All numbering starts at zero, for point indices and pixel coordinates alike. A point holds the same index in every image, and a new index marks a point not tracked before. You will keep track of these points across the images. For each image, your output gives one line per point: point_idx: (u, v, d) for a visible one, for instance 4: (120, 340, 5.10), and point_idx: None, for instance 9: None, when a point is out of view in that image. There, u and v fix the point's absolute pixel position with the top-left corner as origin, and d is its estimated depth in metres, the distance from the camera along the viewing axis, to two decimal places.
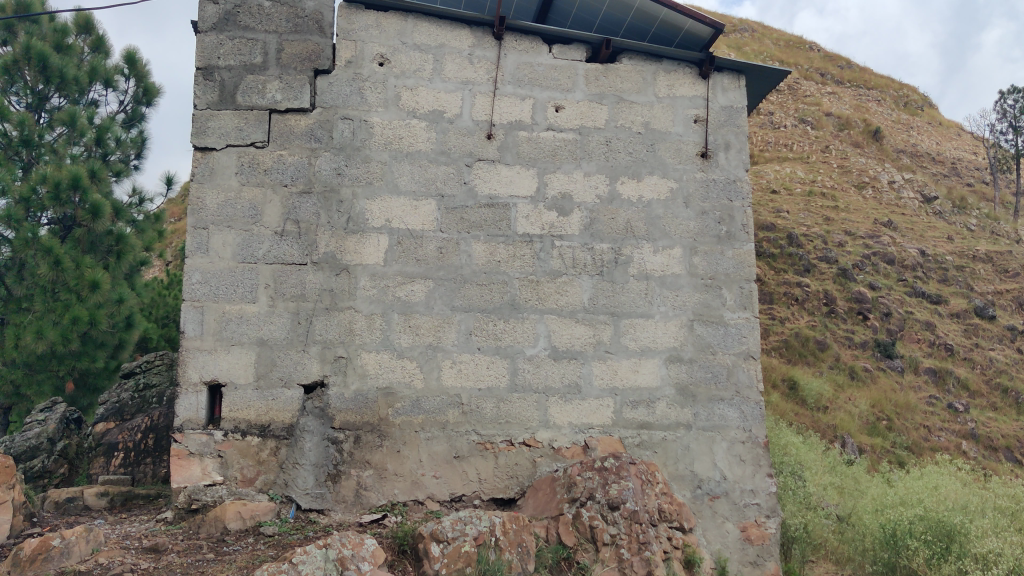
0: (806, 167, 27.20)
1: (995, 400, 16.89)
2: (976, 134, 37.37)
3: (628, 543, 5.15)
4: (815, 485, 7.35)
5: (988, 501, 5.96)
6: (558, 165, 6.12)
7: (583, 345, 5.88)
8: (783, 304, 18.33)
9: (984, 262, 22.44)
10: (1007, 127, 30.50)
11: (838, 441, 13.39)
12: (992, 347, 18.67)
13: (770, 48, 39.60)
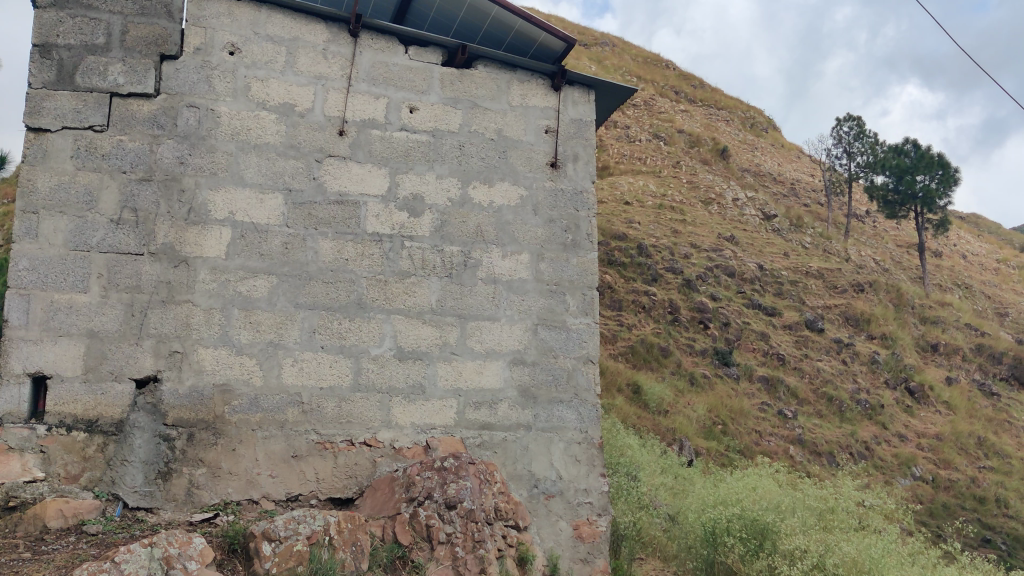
0: (658, 181, 28.14)
1: (820, 408, 18.02)
2: (814, 157, 39.70)
3: (462, 541, 5.24)
4: (647, 485, 7.66)
5: (798, 501, 6.40)
6: (410, 166, 6.14)
7: (428, 346, 5.91)
8: (632, 311, 18.85)
9: (815, 278, 23.88)
10: (842, 152, 32.52)
11: (676, 444, 13.98)
12: (820, 357, 19.88)
13: (628, 63, 40.77)
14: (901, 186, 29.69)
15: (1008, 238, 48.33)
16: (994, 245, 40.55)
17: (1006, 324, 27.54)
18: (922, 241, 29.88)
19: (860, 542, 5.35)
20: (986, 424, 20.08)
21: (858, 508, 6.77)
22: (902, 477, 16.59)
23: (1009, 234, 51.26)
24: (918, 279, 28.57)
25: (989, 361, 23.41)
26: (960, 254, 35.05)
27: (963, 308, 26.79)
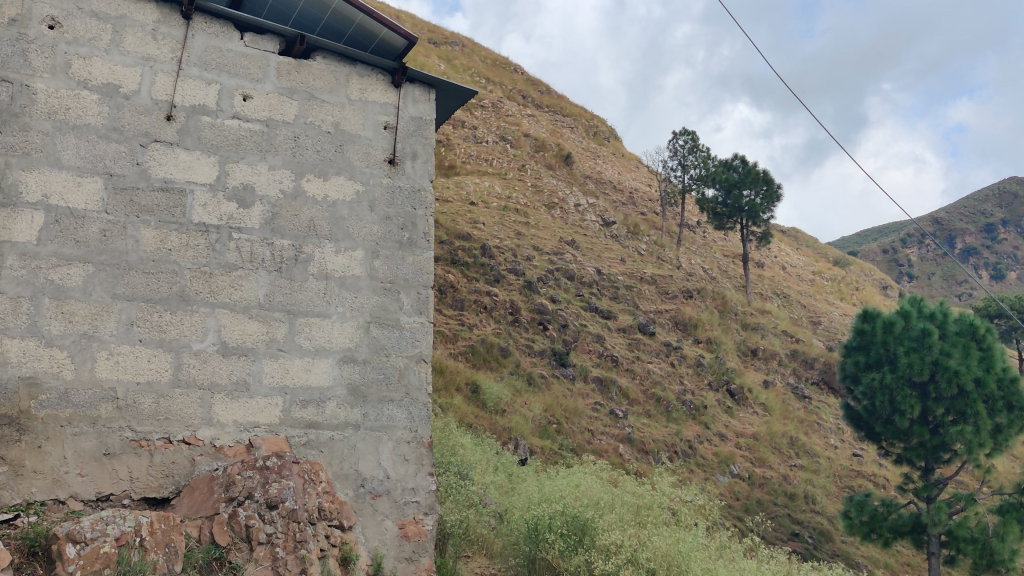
0: (503, 183, 28.44)
1: (649, 408, 18.74)
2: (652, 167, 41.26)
3: (283, 541, 5.14)
4: (478, 484, 7.74)
5: (618, 498, 6.65)
6: (242, 155, 5.97)
7: (254, 342, 5.76)
8: (473, 311, 18.93)
9: (649, 283, 24.80)
10: (677, 164, 33.83)
11: (512, 443, 14.22)
12: (650, 360, 20.65)
13: (478, 65, 40.96)
14: (729, 200, 31.07)
15: (821, 251, 51.82)
16: (810, 257, 43.36)
17: (819, 331, 29.50)
18: (747, 252, 31.53)
19: (671, 538, 5.64)
20: (798, 425, 21.43)
21: (674, 505, 7.11)
22: (722, 475, 17.48)
23: (822, 248, 55.06)
24: (743, 287, 30.15)
25: (802, 366, 25.01)
26: (780, 265, 37.26)
27: (780, 315, 28.47)
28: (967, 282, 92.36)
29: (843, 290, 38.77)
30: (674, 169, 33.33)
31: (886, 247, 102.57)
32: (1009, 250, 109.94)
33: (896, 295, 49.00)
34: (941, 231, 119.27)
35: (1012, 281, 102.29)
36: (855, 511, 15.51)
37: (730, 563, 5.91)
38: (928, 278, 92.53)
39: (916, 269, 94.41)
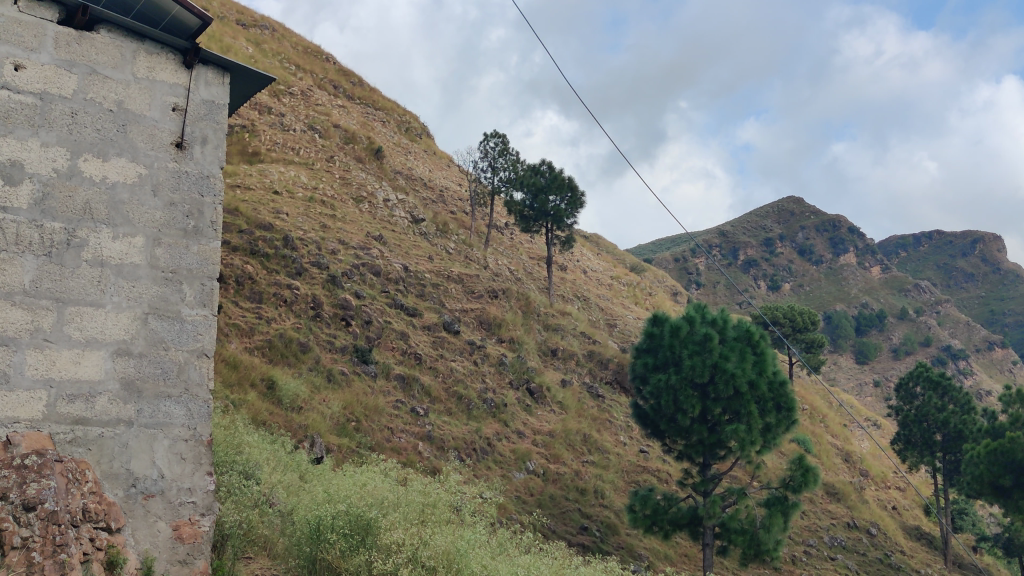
0: (310, 174, 27.81)
1: (450, 405, 18.93)
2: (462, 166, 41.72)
3: (41, 546, 4.80)
4: (266, 483, 7.62)
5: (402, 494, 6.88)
6: (10, 129, 5.51)
7: (17, 332, 5.33)
8: (272, 304, 18.35)
9: (455, 282, 24.99)
10: (487, 165, 34.23)
11: (308, 441, 13.99)
12: (453, 358, 20.81)
13: (288, 51, 39.73)
14: (536, 203, 31.79)
15: (619, 257, 54.10)
16: (609, 262, 45.18)
17: (615, 333, 30.81)
18: (551, 255, 32.46)
19: (451, 536, 6.00)
20: (591, 423, 22.31)
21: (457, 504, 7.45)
22: (518, 471, 17.92)
23: (620, 253, 57.89)
24: (546, 288, 31.00)
25: (598, 367, 26.03)
26: (581, 269, 38.60)
27: (579, 317, 29.49)
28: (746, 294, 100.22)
29: (638, 295, 40.68)
30: (484, 170, 33.72)
31: (680, 256, 108.58)
32: (785, 264, 120.20)
33: (685, 301, 52.03)
34: (728, 242, 128.44)
35: (789, 291, 111.54)
36: (639, 504, 16.20)
37: (504, 556, 6.35)
38: (713, 286, 100.85)
39: (704, 278, 102.37)
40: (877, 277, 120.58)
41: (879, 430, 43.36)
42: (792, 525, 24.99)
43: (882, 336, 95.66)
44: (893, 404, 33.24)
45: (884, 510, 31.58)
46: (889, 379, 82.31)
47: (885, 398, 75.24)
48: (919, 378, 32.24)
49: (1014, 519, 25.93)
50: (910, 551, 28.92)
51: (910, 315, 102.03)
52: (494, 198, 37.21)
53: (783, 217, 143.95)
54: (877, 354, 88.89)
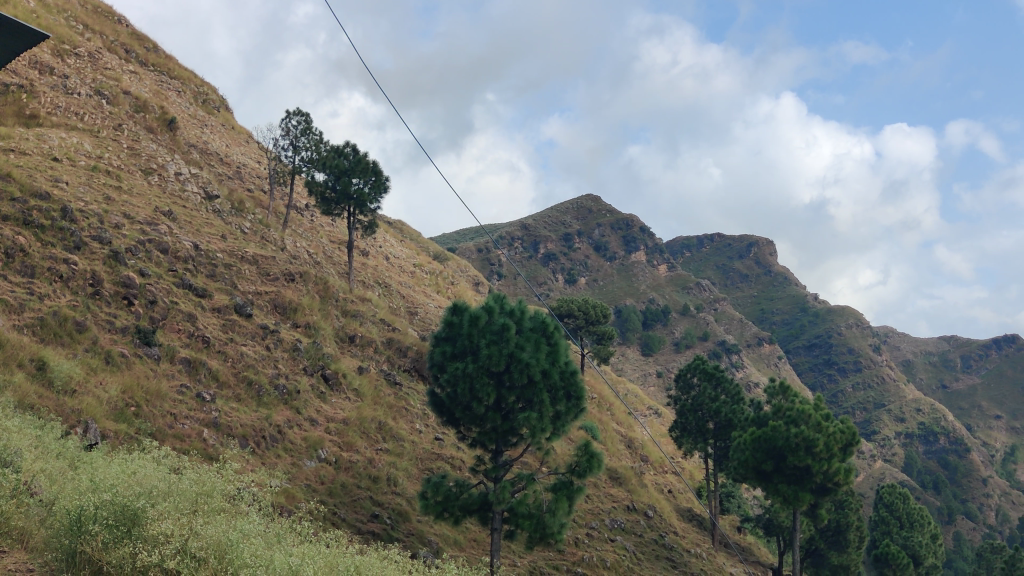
0: (94, 141, 25.99)
1: (239, 391, 18.32)
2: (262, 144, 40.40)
3: None
4: (25, 464, 7.26)
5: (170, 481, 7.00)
6: None
7: None
8: (46, 279, 17.04)
9: (249, 264, 24.15)
10: (288, 144, 33.19)
11: (80, 427, 13.16)
12: (244, 342, 20.13)
13: (75, 7, 36.83)
14: (338, 186, 31.20)
15: (422, 245, 54.10)
16: (411, 249, 45.11)
17: (414, 321, 30.86)
18: (351, 240, 32.01)
19: (220, 526, 6.34)
20: (386, 410, 22.28)
21: (234, 490, 7.67)
22: (308, 459, 17.62)
23: (423, 241, 58.13)
24: (345, 273, 30.55)
25: (396, 354, 26.00)
26: (383, 255, 38.31)
27: (379, 304, 29.27)
28: (544, 286, 103.38)
29: (440, 284, 40.93)
30: (285, 149, 32.69)
31: (482, 248, 110.46)
32: (581, 259, 124.98)
33: (485, 292, 53.03)
34: (529, 235, 131.84)
35: (583, 284, 116.38)
36: (431, 491, 16.26)
37: (271, 543, 6.75)
38: (513, 277, 103.30)
39: (504, 269, 104.85)
40: (663, 275, 127.78)
41: (660, 419, 45.91)
42: (577, 508, 26.04)
43: (666, 330, 101.53)
44: (670, 393, 34.95)
45: (660, 493, 33.60)
46: (670, 371, 87.62)
47: (666, 388, 80.04)
48: (696, 370, 34.12)
49: (772, 501, 28.25)
50: (682, 532, 30.91)
51: (691, 311, 108.76)
52: (295, 178, 36.31)
53: (581, 214, 149.21)
54: (660, 347, 94.37)
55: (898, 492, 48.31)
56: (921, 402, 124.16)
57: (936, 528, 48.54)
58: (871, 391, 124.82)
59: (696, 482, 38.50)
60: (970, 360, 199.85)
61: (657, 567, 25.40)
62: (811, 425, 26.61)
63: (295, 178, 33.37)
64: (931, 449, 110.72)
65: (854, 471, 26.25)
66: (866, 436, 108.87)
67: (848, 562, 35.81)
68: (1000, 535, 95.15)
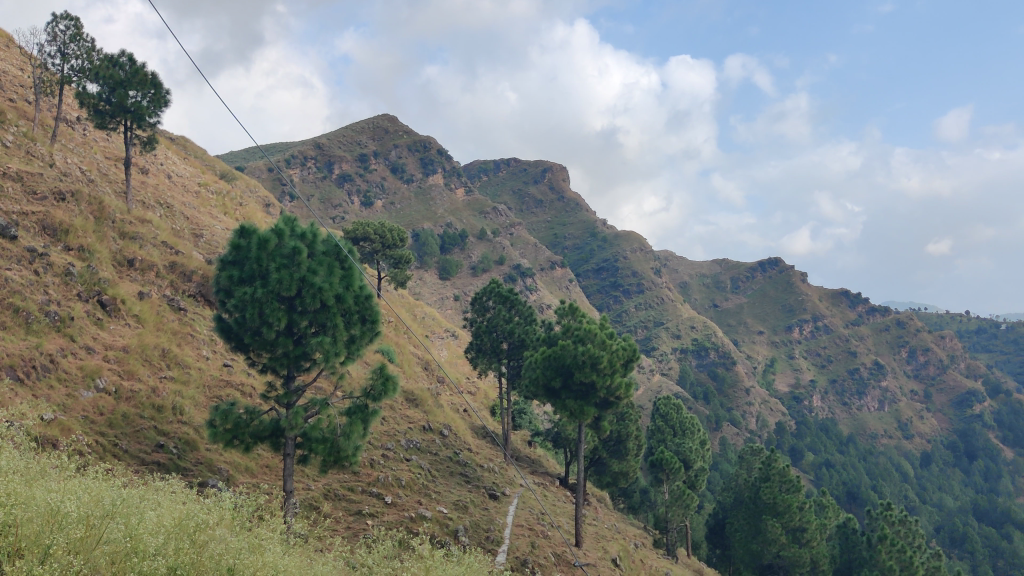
0: None
1: (6, 318, 16.91)
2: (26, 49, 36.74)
3: None
4: None
5: None
6: None
7: None
8: None
9: (14, 181, 22.11)
10: (56, 51, 30.34)
11: None
12: (10, 267, 18.50)
13: None
14: (113, 99, 28.92)
15: (205, 162, 51.42)
16: (196, 167, 42.96)
17: (199, 244, 29.56)
18: (129, 157, 29.98)
19: None
20: (170, 337, 21.42)
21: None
22: (86, 390, 16.67)
23: (207, 158, 55.55)
24: (122, 193, 28.66)
25: (180, 279, 24.93)
26: (164, 173, 36.19)
27: (162, 227, 27.68)
28: (341, 209, 101.67)
29: (227, 204, 39.30)
30: (52, 56, 29.89)
31: (276, 169, 106.95)
32: (378, 181, 123.52)
33: (276, 214, 51.70)
34: (324, 155, 128.63)
35: (380, 207, 115.40)
36: (219, 419, 15.62)
37: (35, 474, 6.80)
38: (308, 200, 100.82)
39: (298, 192, 102.04)
40: (459, 200, 129.09)
41: (454, 340, 46.84)
42: (371, 430, 26.20)
43: (463, 254, 103.01)
44: (466, 316, 35.52)
45: (455, 413, 34.46)
46: (464, 296, 89.61)
47: (462, 312, 82.80)
48: (490, 293, 34.84)
49: (561, 416, 29.48)
50: (476, 448, 31.97)
51: (487, 236, 111.19)
52: (63, 89, 33.39)
53: (378, 135, 146.99)
54: (457, 271, 96.12)
55: (672, 403, 52.09)
56: (695, 320, 134.02)
57: (703, 434, 52.91)
58: (650, 310, 137.19)
59: (489, 401, 39.59)
60: (740, 281, 216.18)
61: (450, 483, 26.19)
62: (596, 343, 27.96)
63: (63, 88, 30.63)
64: (703, 363, 121.64)
65: (634, 384, 27.88)
66: (648, 353, 116.51)
67: (627, 470, 38.46)
68: (759, 440, 105.60)
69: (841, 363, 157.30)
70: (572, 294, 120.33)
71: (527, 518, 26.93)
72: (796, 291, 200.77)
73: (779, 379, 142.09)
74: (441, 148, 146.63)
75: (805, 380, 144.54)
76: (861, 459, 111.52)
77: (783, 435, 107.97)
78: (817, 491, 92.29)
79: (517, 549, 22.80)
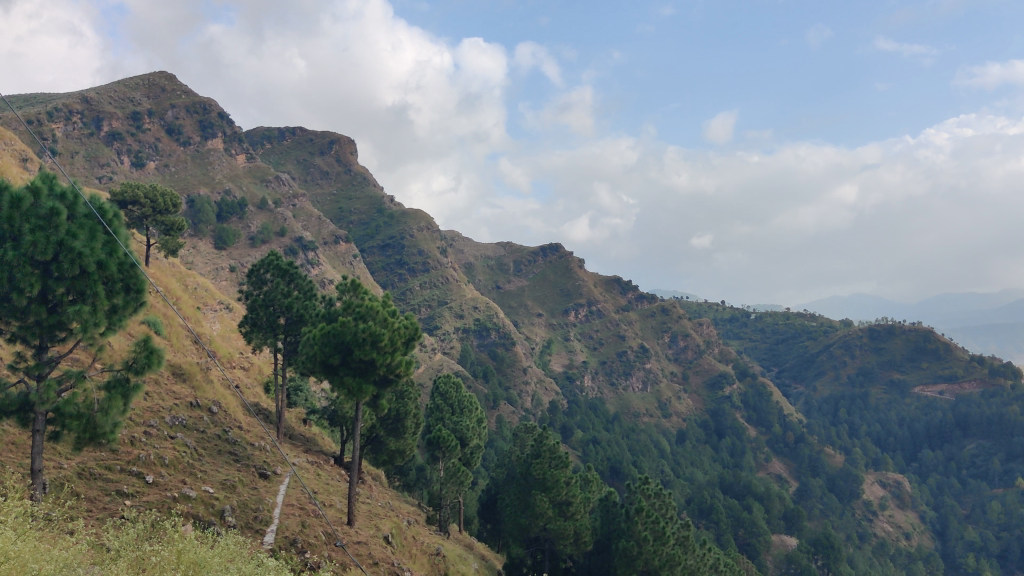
0: None
1: None
2: None
3: None
4: None
5: None
6: None
7: None
8: None
9: None
10: None
11: None
12: None
13: None
14: None
15: None
16: None
17: None
18: None
19: None
20: None
21: None
22: None
23: None
24: None
25: None
26: None
27: None
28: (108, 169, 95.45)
29: None
30: None
31: (35, 121, 98.58)
32: (151, 141, 116.86)
33: (35, 170, 47.80)
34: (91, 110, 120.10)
35: (152, 170, 109.30)
36: None
37: None
38: (69, 157, 93.89)
39: (58, 147, 94.75)
40: (239, 169, 124.69)
41: (229, 313, 45.30)
42: (134, 407, 24.81)
43: (240, 224, 99.63)
44: (242, 289, 34.08)
45: (226, 390, 33.29)
46: (239, 268, 86.89)
47: (238, 285, 81.22)
48: (269, 266, 33.74)
49: (338, 393, 29.24)
50: (247, 426, 31.08)
51: (268, 206, 110.23)
52: None
53: (154, 92, 138.98)
54: (234, 241, 92.93)
55: (451, 382, 52.84)
56: (476, 303, 137.15)
57: (480, 412, 54.09)
58: (434, 289, 138.70)
59: (263, 376, 39.05)
60: (522, 264, 222.12)
61: (218, 462, 25.31)
62: (377, 321, 27.97)
63: None
64: (484, 342, 125.52)
65: (414, 364, 28.56)
66: (430, 331, 117.72)
67: (403, 447, 39.27)
68: (531, 419, 109.72)
69: (612, 345, 166.01)
70: (359, 271, 123.90)
71: (298, 497, 26.44)
72: (573, 277, 209.70)
73: (555, 359, 147.62)
74: (222, 113, 140.82)
75: (578, 361, 151.42)
76: (625, 436, 118.50)
77: (555, 413, 112.72)
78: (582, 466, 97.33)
79: (285, 529, 22.45)
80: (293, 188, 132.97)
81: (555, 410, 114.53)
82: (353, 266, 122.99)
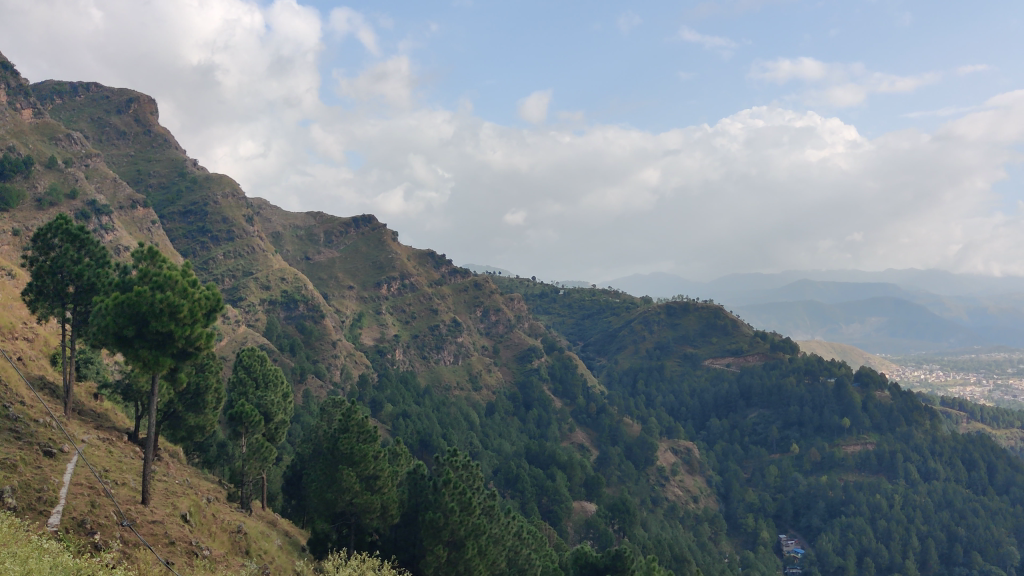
0: None
1: None
2: None
3: None
4: None
5: None
6: None
7: None
8: None
9: None
10: None
11: None
12: None
13: None
14: None
15: None
16: None
17: None
18: None
19: None
20: None
21: None
22: None
23: None
24: None
25: None
26: None
27: None
28: None
29: None
30: None
31: None
32: None
33: None
34: None
35: None
36: None
37: None
38: None
39: None
40: (24, 123, 115.16)
41: (10, 280, 41.89)
42: None
43: (26, 183, 92.12)
44: (24, 254, 31.39)
45: (8, 362, 30.79)
46: (23, 232, 80.51)
47: (20, 252, 75.27)
48: (57, 231, 31.46)
49: (128, 365, 28.11)
50: (29, 401, 28.92)
51: (56, 164, 102.91)
52: None
53: None
54: (17, 202, 85.81)
55: (256, 354, 51.11)
56: (285, 273, 133.56)
57: (287, 387, 52.73)
58: (240, 259, 133.94)
59: (49, 349, 36.55)
60: (333, 234, 217.89)
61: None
62: (176, 291, 27.21)
63: None
64: (290, 315, 122.53)
65: (215, 336, 28.49)
66: (235, 302, 113.58)
67: (203, 423, 38.01)
68: (340, 392, 108.58)
69: (422, 319, 166.57)
70: (157, 238, 118.68)
71: (86, 476, 24.98)
72: (385, 250, 208.44)
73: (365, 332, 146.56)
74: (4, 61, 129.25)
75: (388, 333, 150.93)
76: (434, 409, 119.61)
77: (365, 387, 112.02)
78: (391, 439, 97.68)
79: (74, 509, 21.30)
80: (84, 147, 124.28)
81: (365, 383, 113.85)
82: (152, 232, 116.76)
